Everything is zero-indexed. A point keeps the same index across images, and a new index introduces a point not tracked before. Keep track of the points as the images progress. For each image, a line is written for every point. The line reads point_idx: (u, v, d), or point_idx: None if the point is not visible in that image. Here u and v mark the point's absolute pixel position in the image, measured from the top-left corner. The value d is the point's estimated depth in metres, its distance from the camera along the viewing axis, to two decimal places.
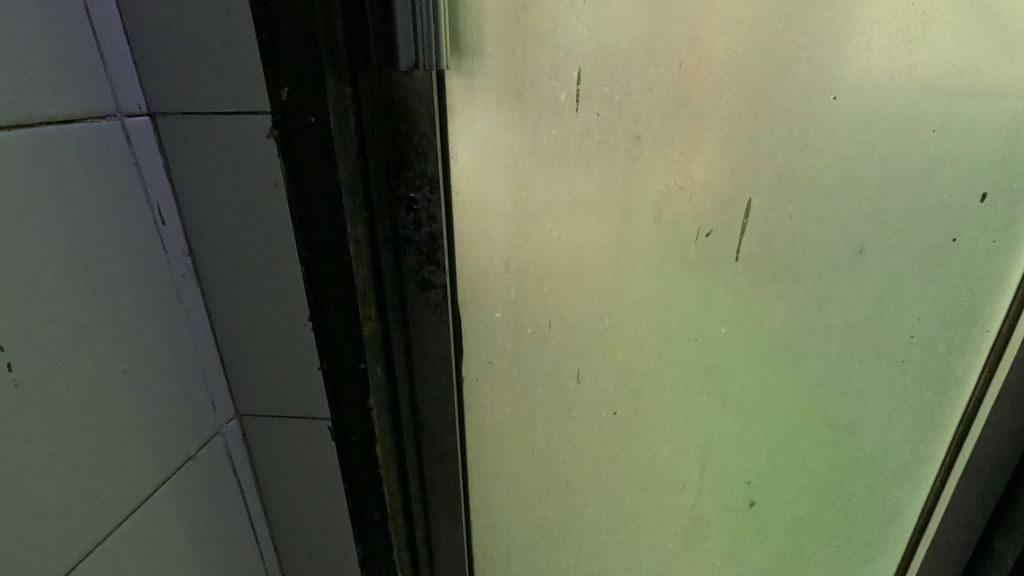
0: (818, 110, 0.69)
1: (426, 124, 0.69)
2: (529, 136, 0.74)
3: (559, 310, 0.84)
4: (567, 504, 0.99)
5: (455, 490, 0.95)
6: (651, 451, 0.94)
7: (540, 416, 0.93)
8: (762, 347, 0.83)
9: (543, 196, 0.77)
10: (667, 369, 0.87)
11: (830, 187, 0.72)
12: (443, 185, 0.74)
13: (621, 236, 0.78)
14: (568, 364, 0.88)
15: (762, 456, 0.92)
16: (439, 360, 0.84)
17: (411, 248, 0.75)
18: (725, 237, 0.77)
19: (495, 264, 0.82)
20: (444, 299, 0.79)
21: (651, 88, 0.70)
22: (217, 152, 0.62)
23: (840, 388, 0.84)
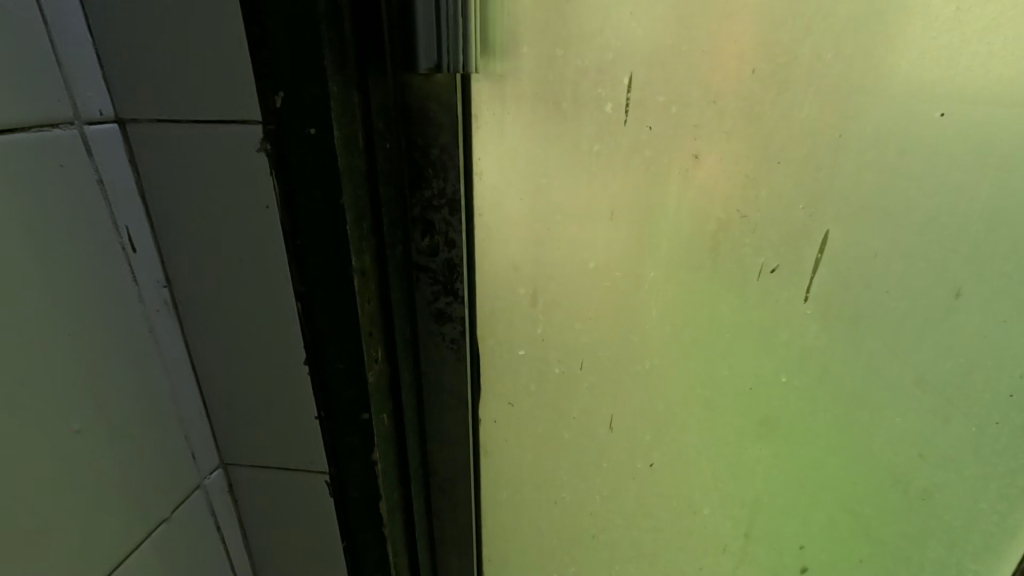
0: (920, 128, 0.57)
1: (448, 136, 0.58)
2: (568, 151, 0.63)
3: (594, 350, 0.74)
4: (592, 559, 0.89)
5: (467, 540, 0.85)
6: (692, 510, 0.83)
7: (566, 465, 0.82)
8: (828, 401, 0.72)
9: (582, 221, 0.66)
10: (717, 420, 0.76)
11: (925, 221, 0.61)
12: (466, 206, 0.63)
13: (671, 270, 0.67)
14: (601, 409, 0.77)
15: (819, 520, 0.80)
16: (454, 403, 0.74)
17: (426, 278, 0.65)
18: (794, 275, 0.65)
19: (521, 296, 0.71)
20: (461, 334, 0.69)
21: (715, 99, 0.59)
22: (201, 167, 0.52)
23: (918, 450, 0.72)
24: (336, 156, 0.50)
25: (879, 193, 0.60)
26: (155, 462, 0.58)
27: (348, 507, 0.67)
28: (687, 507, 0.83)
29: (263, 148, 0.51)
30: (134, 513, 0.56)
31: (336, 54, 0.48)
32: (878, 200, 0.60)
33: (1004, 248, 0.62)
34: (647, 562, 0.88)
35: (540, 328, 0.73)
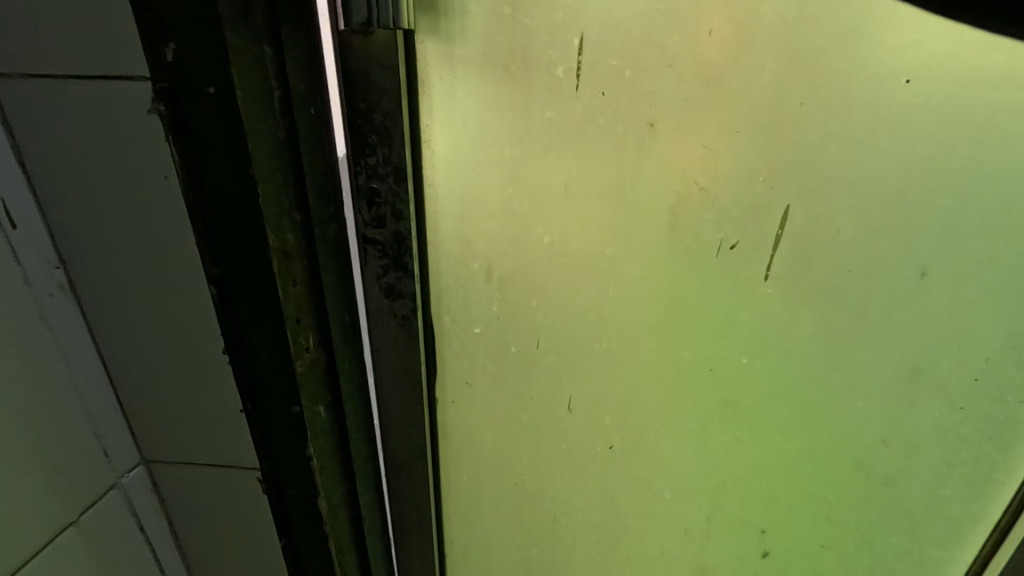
0: (888, 97, 0.54)
1: (390, 99, 0.55)
2: (517, 118, 0.59)
3: (552, 330, 0.71)
4: (553, 541, 0.88)
5: (422, 524, 0.84)
6: (654, 494, 0.81)
7: (525, 446, 0.80)
8: (790, 385, 0.70)
9: (535, 194, 0.63)
10: (677, 404, 0.73)
11: (890, 195, 0.57)
12: (412, 175, 0.60)
13: (625, 247, 0.64)
14: (559, 392, 0.75)
15: (782, 505, 0.79)
16: (406, 382, 0.71)
17: (373, 251, 0.62)
18: (753, 253, 0.63)
19: (474, 271, 0.68)
20: (413, 310, 0.66)
21: (671, 63, 0.55)
22: (91, 140, 0.49)
23: (881, 434, 0.70)
24: (242, 128, 0.47)
25: (843, 165, 0.57)
26: (54, 458, 0.56)
27: (282, 494, 0.65)
28: (649, 491, 0.81)
29: (162, 112, 0.47)
30: (35, 509, 0.55)
31: (237, 8, 0.44)
32: (841, 174, 0.57)
33: (975, 224, 0.58)
34: (610, 547, 0.87)
35: (492, 306, 0.70)
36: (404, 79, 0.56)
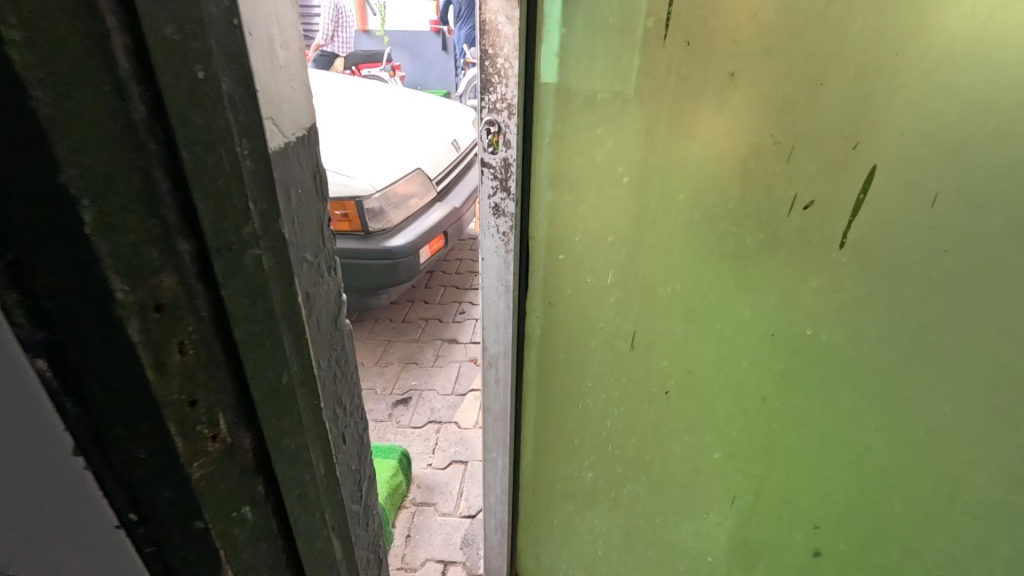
0: (1000, 51, 0.49)
1: (510, 46, 0.66)
2: (608, 63, 0.64)
3: (620, 274, 0.75)
4: (602, 474, 0.93)
5: (498, 429, 0.96)
6: (706, 454, 0.83)
7: (588, 377, 0.86)
8: (864, 368, 0.67)
9: (615, 138, 0.67)
10: (736, 365, 0.74)
11: (997, 166, 0.53)
12: (525, 112, 0.70)
13: (697, 200, 0.66)
14: (621, 335, 0.80)
15: (838, 498, 0.76)
16: (501, 290, 0.83)
17: (486, 172, 0.74)
18: (831, 217, 0.61)
19: (559, 205, 0.75)
20: (511, 227, 0.77)
21: (756, 12, 0.56)
22: None
23: (970, 443, 0.65)
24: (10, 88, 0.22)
25: (942, 127, 0.53)
26: None
27: None
28: (700, 452, 0.83)
29: None
30: None
31: None
32: (941, 136, 0.54)
33: None
34: (653, 498, 0.92)
35: (569, 241, 0.76)
36: (524, 26, 0.65)
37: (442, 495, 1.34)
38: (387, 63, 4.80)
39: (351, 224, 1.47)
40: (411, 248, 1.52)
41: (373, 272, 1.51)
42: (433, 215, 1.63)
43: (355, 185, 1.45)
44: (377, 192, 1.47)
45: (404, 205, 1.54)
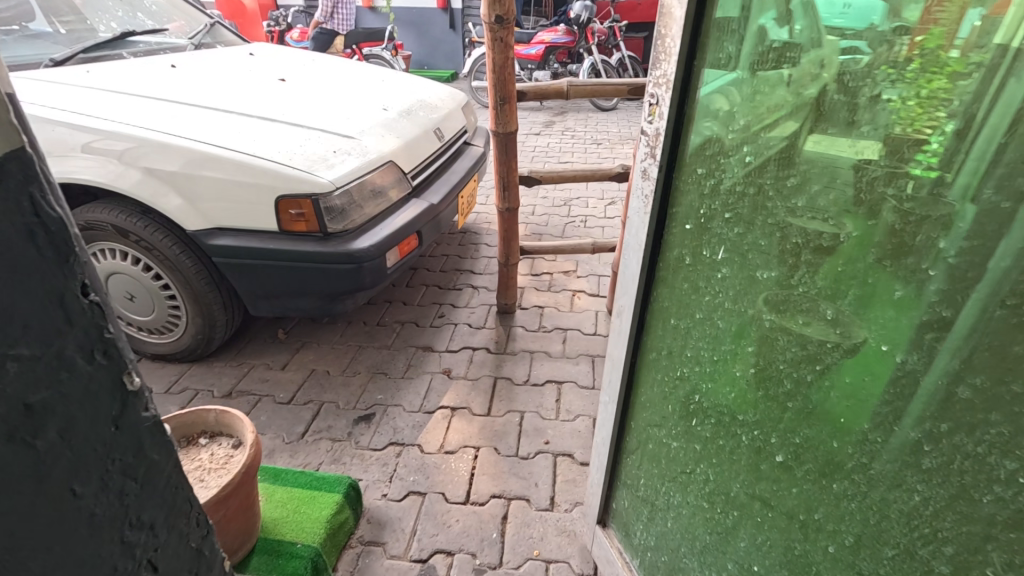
0: None
1: (678, 27, 0.58)
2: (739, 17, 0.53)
3: (729, 253, 0.60)
4: (654, 487, 0.83)
5: (610, 403, 0.87)
6: (766, 467, 0.62)
7: (666, 383, 0.76)
8: (932, 435, 0.45)
9: (752, 107, 0.54)
10: (811, 373, 0.54)
11: None
12: (683, 81, 0.60)
13: (809, 159, 0.49)
14: (722, 317, 0.63)
15: (889, 554, 0.51)
16: (633, 252, 0.73)
17: (641, 140, 0.68)
18: (929, 222, 0.41)
19: (697, 178, 0.63)
20: (654, 193, 0.68)
21: None
22: None
23: None
24: None
25: None
26: None
27: None
28: (759, 462, 0.63)
29: None
30: None
31: None
32: None
33: None
34: (729, 492, 0.69)
35: (698, 214, 0.64)
36: (698, 6, 0.56)
37: (393, 532, 0.99)
38: (388, 41, 4.64)
39: (307, 225, 1.17)
40: (379, 251, 1.22)
41: (338, 277, 1.21)
42: (407, 211, 1.33)
43: (304, 175, 1.15)
44: (340, 190, 1.17)
45: (374, 197, 1.25)
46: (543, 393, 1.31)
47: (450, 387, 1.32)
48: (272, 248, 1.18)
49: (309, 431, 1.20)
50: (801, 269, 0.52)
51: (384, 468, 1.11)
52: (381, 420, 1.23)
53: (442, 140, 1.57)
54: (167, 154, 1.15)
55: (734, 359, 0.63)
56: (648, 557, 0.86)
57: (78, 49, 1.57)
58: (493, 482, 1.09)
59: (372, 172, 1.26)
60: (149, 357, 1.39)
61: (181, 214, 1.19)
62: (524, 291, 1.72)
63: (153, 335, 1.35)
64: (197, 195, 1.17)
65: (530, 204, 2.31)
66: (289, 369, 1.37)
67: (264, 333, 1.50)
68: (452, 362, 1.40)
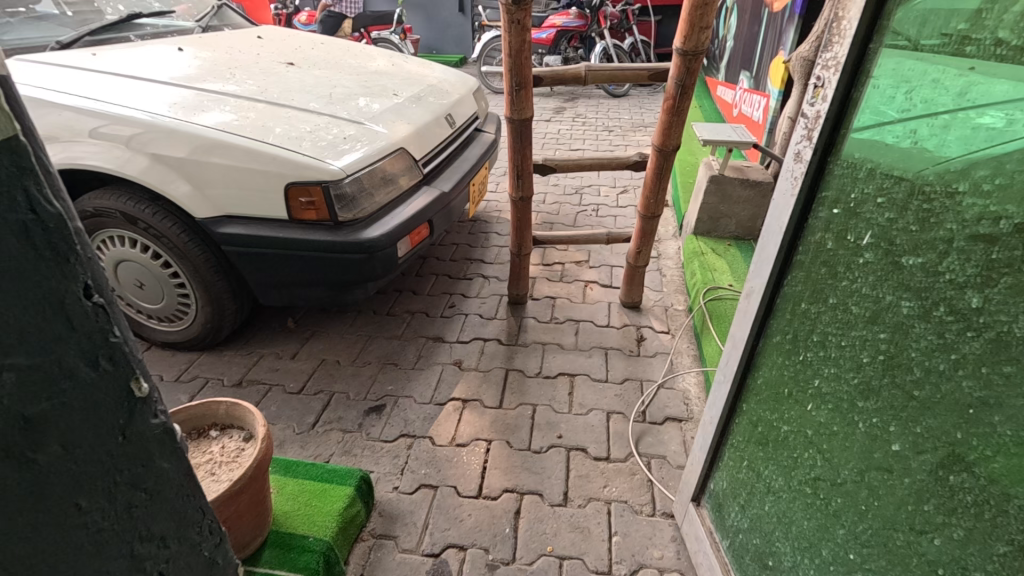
0: None
1: (856, 7, 0.57)
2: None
3: (876, 238, 0.57)
4: (755, 471, 0.80)
5: (723, 383, 0.85)
6: (880, 456, 0.58)
7: (782, 368, 0.73)
8: None
9: (926, 87, 0.51)
10: (943, 363, 0.50)
11: None
12: (854, 64, 0.59)
13: (980, 142, 0.46)
14: (857, 303, 0.60)
15: (1000, 551, 0.46)
16: (775, 232, 0.72)
17: (802, 122, 0.67)
18: None
19: (853, 163, 0.60)
20: (806, 177, 0.66)
21: None
22: None
23: None
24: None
25: None
26: None
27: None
28: (873, 450, 0.59)
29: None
30: None
31: None
32: None
33: None
34: (835, 480, 0.64)
35: (848, 199, 0.61)
36: None
37: (405, 526, 0.99)
38: (395, 25, 4.53)
39: (317, 214, 1.15)
40: (390, 241, 1.20)
41: (356, 267, 1.19)
42: (418, 199, 1.31)
43: (313, 163, 1.12)
44: (350, 177, 1.14)
45: (384, 182, 1.23)
46: (556, 385, 1.29)
47: (461, 379, 1.31)
48: (282, 238, 1.16)
49: (321, 421, 1.19)
50: (952, 255, 0.49)
51: (396, 461, 1.10)
52: (392, 411, 1.22)
53: (453, 127, 1.54)
54: (175, 140, 1.13)
55: (863, 346, 0.59)
56: (739, 539, 0.84)
57: (83, 31, 1.54)
58: (505, 476, 1.08)
59: (382, 159, 1.23)
60: (159, 344, 1.38)
61: (188, 201, 1.17)
62: (536, 282, 1.69)
63: (163, 323, 1.35)
64: (208, 182, 1.15)
65: (541, 192, 2.27)
66: (299, 359, 1.36)
67: (274, 322, 1.49)
68: (463, 353, 1.39)
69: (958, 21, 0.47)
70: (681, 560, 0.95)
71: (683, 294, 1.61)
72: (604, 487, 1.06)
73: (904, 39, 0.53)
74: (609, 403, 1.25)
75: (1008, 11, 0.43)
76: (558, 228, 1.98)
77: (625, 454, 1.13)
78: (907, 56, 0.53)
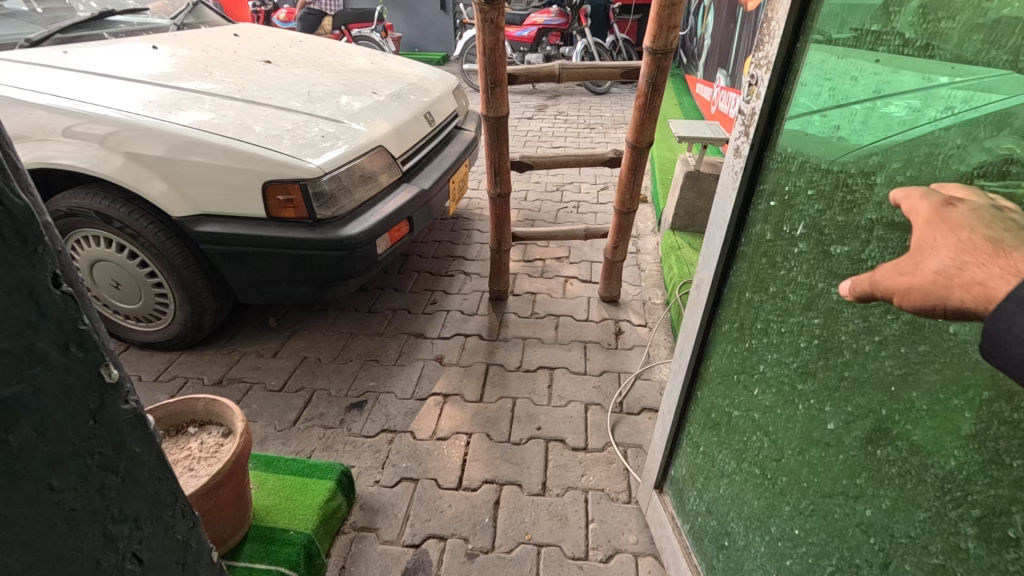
0: None
1: (783, 10, 0.60)
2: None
3: (809, 229, 0.60)
4: (710, 456, 0.83)
5: (678, 372, 0.88)
6: (817, 435, 0.60)
7: (731, 355, 0.76)
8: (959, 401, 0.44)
9: (848, 85, 0.54)
10: (868, 345, 0.53)
11: None
12: (784, 64, 0.62)
13: (893, 136, 0.49)
14: (794, 291, 0.62)
15: (921, 517, 0.49)
16: (719, 225, 0.75)
17: (739, 119, 0.70)
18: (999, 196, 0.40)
19: (786, 157, 0.63)
20: (745, 172, 0.68)
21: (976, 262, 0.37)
22: None
23: None
24: None
25: None
26: None
27: None
28: (811, 430, 0.61)
29: None
30: None
31: None
32: None
33: None
34: (781, 459, 0.67)
35: (784, 192, 0.64)
36: None
37: (387, 518, 1.00)
38: (378, 23, 4.52)
39: (296, 211, 1.15)
40: (369, 238, 1.20)
41: (328, 264, 1.19)
42: (397, 197, 1.31)
43: (291, 161, 1.12)
44: (328, 175, 1.15)
45: (363, 181, 1.24)
46: (535, 378, 1.31)
47: (442, 374, 1.32)
48: (259, 235, 1.16)
49: (302, 418, 1.20)
50: (873, 243, 0.51)
51: (377, 455, 1.12)
52: (374, 407, 1.23)
53: (433, 125, 1.55)
54: (150, 139, 1.12)
55: (800, 331, 0.62)
56: (698, 521, 0.86)
57: (55, 28, 1.52)
58: (485, 467, 1.10)
59: (362, 157, 1.24)
60: (138, 345, 1.37)
61: (167, 200, 1.16)
62: (517, 277, 1.71)
63: (141, 323, 1.34)
64: (185, 180, 1.14)
65: (522, 189, 2.29)
66: (281, 357, 1.37)
67: (254, 319, 1.49)
68: (444, 349, 1.40)
69: (870, 22, 0.51)
70: (651, 545, 0.97)
71: (661, 287, 1.65)
72: (582, 477, 1.09)
73: (831, 39, 0.56)
74: (588, 394, 1.27)
75: (916, 15, 0.46)
76: (538, 224, 2.00)
77: (602, 444, 1.15)
78: (830, 57, 0.56)
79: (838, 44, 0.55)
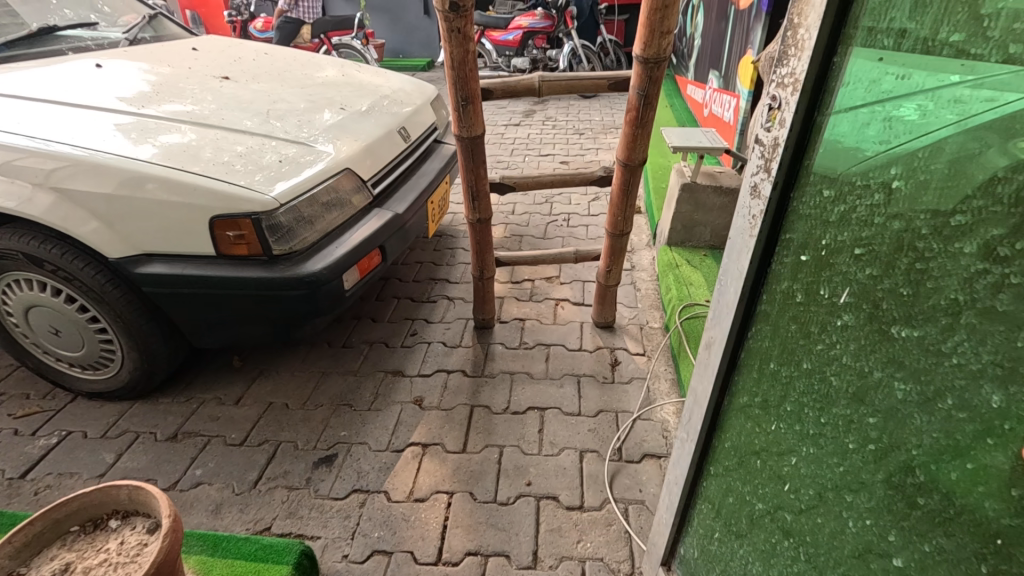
0: None
1: (816, 17, 0.49)
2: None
3: (856, 297, 0.49)
4: (727, 545, 0.72)
5: (687, 442, 0.78)
6: (875, 566, 0.50)
7: (753, 435, 0.65)
8: None
9: (911, 119, 0.43)
10: (955, 474, 0.41)
11: None
12: (816, 85, 0.51)
13: (989, 191, 0.38)
14: (836, 374, 0.52)
15: None
16: (736, 276, 0.64)
17: (757, 148, 0.59)
18: None
19: (822, 201, 0.52)
20: (767, 218, 0.59)
21: None
22: None
23: None
24: None
25: None
26: None
27: None
28: (867, 559, 0.50)
29: None
30: None
31: None
32: None
33: None
34: None
35: (819, 245, 0.53)
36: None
37: None
38: (358, 31, 4.37)
39: (249, 247, 1.03)
40: (334, 274, 1.08)
41: (292, 303, 1.07)
42: (368, 224, 1.20)
43: (244, 192, 1.00)
44: (285, 208, 1.03)
45: (325, 211, 1.12)
46: (525, 423, 1.20)
47: (421, 420, 1.21)
48: (214, 284, 1.04)
49: (263, 477, 1.08)
50: (960, 333, 0.41)
51: (347, 522, 1.00)
52: (344, 462, 1.11)
53: (408, 141, 1.43)
54: (80, 172, 1.00)
55: (848, 429, 0.51)
56: None
57: None
58: (467, 536, 0.98)
59: (324, 183, 1.12)
60: (84, 395, 1.25)
61: (101, 240, 1.04)
62: (504, 302, 1.60)
63: (86, 371, 1.22)
64: (122, 218, 1.02)
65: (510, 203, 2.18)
66: (242, 404, 1.25)
67: (215, 361, 1.37)
68: (424, 389, 1.28)
69: (950, 32, 0.40)
70: None
71: (659, 309, 1.54)
72: (578, 543, 0.97)
73: (884, 54, 0.45)
74: (582, 440, 1.16)
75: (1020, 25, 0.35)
76: (527, 241, 1.88)
77: (599, 502, 1.04)
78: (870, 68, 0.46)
79: (898, 44, 0.44)
